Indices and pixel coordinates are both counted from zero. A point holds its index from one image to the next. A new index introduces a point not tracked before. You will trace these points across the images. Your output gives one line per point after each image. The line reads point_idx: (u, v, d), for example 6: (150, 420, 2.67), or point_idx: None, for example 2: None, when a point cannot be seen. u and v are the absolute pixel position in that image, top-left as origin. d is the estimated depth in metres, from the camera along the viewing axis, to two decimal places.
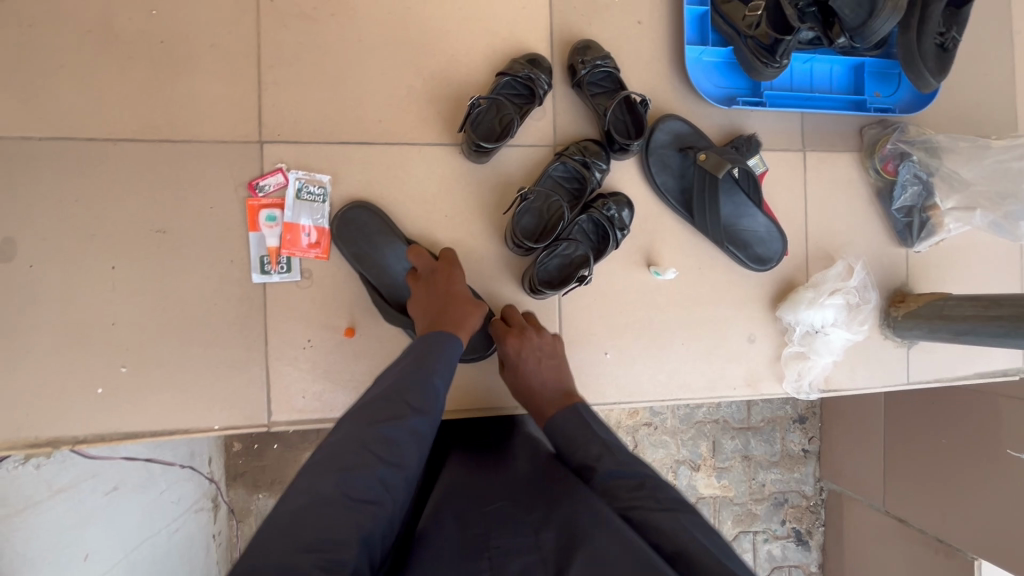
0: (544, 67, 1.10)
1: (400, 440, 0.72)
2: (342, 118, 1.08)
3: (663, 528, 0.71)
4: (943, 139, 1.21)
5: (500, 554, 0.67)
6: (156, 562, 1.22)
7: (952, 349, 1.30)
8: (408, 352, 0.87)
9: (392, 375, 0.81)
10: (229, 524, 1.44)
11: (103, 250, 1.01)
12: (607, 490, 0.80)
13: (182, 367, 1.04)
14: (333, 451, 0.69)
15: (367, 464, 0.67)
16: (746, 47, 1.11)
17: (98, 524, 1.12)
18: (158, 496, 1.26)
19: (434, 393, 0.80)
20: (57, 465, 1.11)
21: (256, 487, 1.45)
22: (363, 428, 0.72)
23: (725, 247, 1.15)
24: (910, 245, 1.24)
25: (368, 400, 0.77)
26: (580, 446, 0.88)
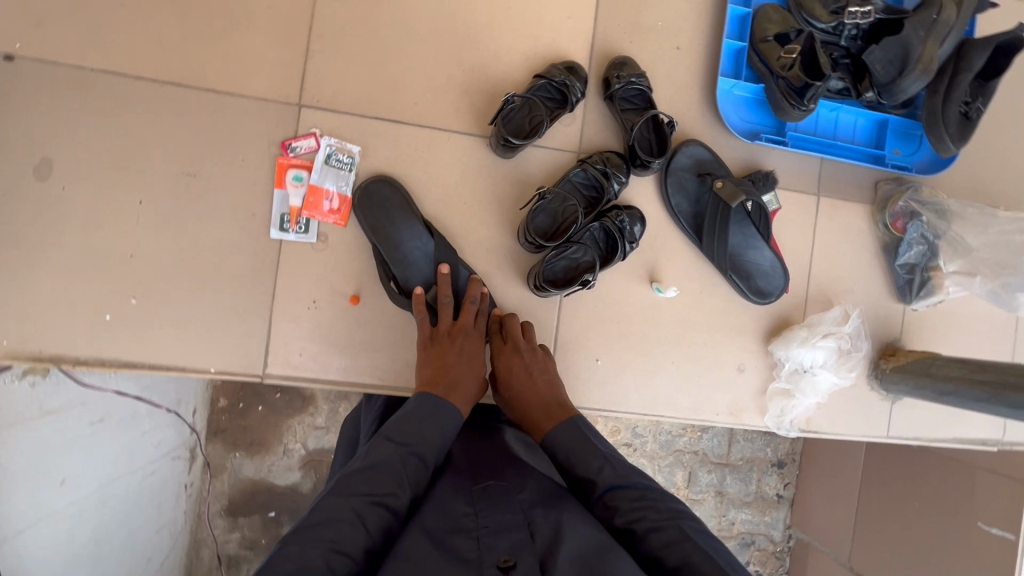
0: (581, 76, 1.14)
1: (390, 521, 0.74)
2: (382, 95, 1.12)
3: (665, 539, 0.78)
4: (954, 204, 1.24)
5: (488, 535, 0.71)
6: (129, 498, 1.24)
7: (935, 411, 1.33)
8: (407, 415, 0.89)
9: (390, 442, 0.83)
10: (203, 477, 1.48)
11: (133, 184, 1.05)
12: (607, 504, 0.84)
13: (188, 306, 1.07)
14: (322, 519, 0.70)
15: (355, 542, 0.69)
16: (777, 87, 1.15)
17: (77, 452, 1.09)
18: (140, 435, 1.27)
19: (428, 469, 0.83)
20: (53, 385, 1.06)
21: (235, 446, 1.49)
22: (355, 497, 0.74)
23: (728, 275, 1.19)
24: (908, 302, 1.27)
25: (363, 467, 0.78)
26: (577, 459, 0.90)
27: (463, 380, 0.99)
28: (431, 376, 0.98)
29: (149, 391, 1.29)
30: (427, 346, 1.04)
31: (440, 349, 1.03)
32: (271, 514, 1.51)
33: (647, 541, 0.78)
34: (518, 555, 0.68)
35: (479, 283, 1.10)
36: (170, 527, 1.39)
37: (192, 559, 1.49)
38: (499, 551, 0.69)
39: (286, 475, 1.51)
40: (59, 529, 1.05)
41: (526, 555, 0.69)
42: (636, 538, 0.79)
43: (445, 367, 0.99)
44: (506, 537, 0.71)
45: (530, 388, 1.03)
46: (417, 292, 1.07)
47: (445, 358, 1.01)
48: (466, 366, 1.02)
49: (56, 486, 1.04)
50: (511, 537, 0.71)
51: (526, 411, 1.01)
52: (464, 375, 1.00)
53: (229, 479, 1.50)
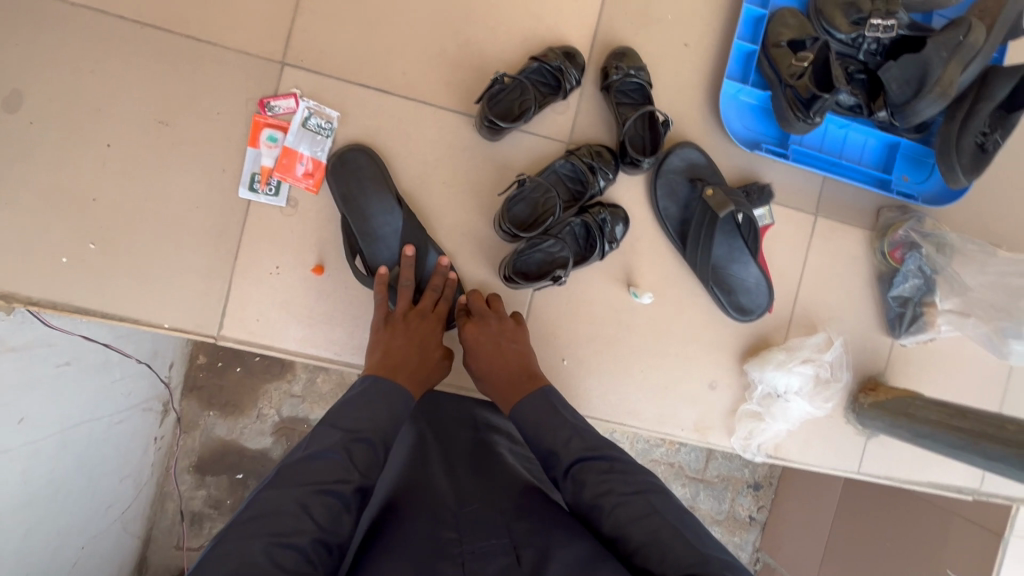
0: (578, 63, 1.09)
1: (339, 509, 0.70)
2: (369, 62, 1.08)
3: (633, 513, 0.74)
4: (955, 238, 1.18)
5: (473, 560, 0.69)
6: (91, 444, 1.20)
7: (913, 452, 1.27)
8: (352, 401, 0.83)
9: (335, 429, 0.78)
10: (173, 433, 1.47)
11: (104, 127, 1.02)
12: (575, 477, 0.80)
13: (148, 258, 1.04)
14: (263, 511, 0.66)
15: (302, 532, 0.66)
16: (783, 96, 1.09)
17: (42, 392, 1.06)
18: (109, 383, 1.23)
19: (379, 453, 0.79)
20: (14, 324, 1.01)
21: (209, 405, 1.48)
22: (298, 487, 0.70)
23: (709, 288, 1.14)
24: (897, 336, 1.22)
25: (307, 456, 0.73)
26: (546, 440, 0.84)
27: (414, 361, 0.95)
28: (379, 358, 0.93)
29: (121, 340, 1.26)
30: (378, 329, 0.99)
31: (393, 331, 0.98)
32: (238, 476, 1.50)
33: (614, 517, 0.75)
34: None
35: (445, 265, 1.06)
36: (134, 478, 1.36)
37: (156, 512, 1.48)
38: None
39: (256, 440, 1.49)
40: (13, 472, 0.99)
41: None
42: (603, 512, 0.76)
43: (395, 349, 0.95)
44: (493, 560, 0.70)
45: (499, 363, 0.98)
46: (381, 271, 1.02)
47: (396, 340, 0.96)
48: (416, 349, 0.97)
49: (14, 424, 0.99)
50: (499, 561, 0.70)
51: (497, 386, 0.96)
52: (412, 358, 0.95)
53: (199, 438, 1.49)
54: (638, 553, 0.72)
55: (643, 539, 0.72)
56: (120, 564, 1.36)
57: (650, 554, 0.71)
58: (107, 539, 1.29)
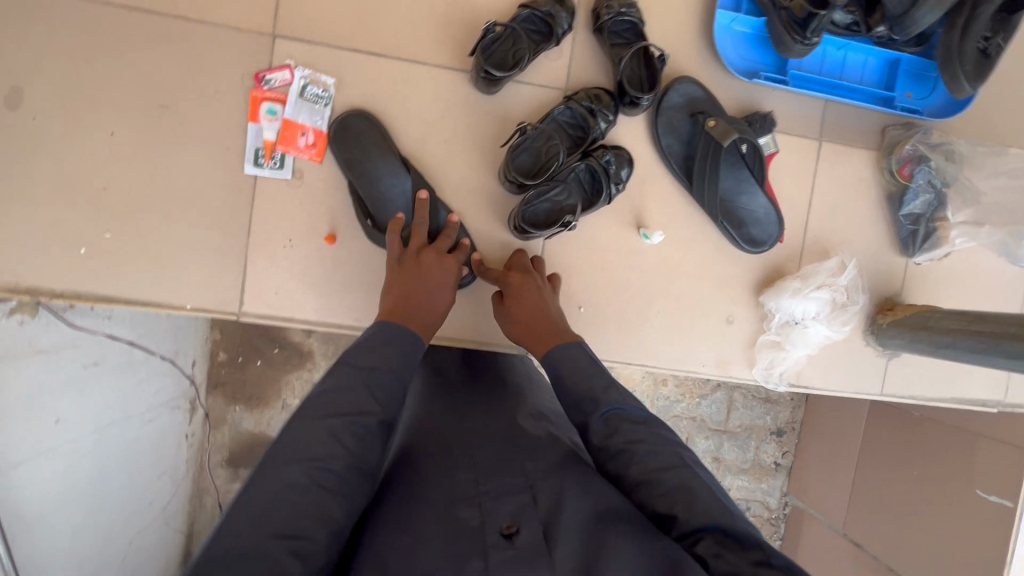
0: (568, 5, 1.08)
1: (365, 436, 0.73)
2: (359, 25, 1.07)
3: (663, 463, 0.74)
4: (964, 145, 1.17)
5: (489, 500, 0.69)
6: (127, 442, 1.24)
7: (934, 369, 1.28)
8: (364, 342, 0.84)
9: (350, 367, 0.79)
10: (203, 429, 1.50)
11: (106, 115, 1.03)
12: (610, 423, 0.79)
13: (164, 242, 1.06)
14: (296, 440, 0.70)
15: (333, 457, 0.69)
16: (779, 18, 1.07)
17: (72, 395, 1.09)
18: (137, 383, 1.26)
19: (397, 386, 0.81)
20: (41, 325, 1.04)
21: (234, 400, 1.51)
22: (323, 420, 0.72)
23: (719, 221, 1.14)
24: (910, 255, 1.22)
25: (330, 388, 0.76)
26: (571, 396, 0.84)
27: (426, 309, 0.95)
28: (393, 302, 0.93)
29: (145, 338, 1.29)
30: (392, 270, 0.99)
31: (404, 272, 0.98)
32: None
33: (643, 463, 0.74)
34: (522, 521, 0.66)
35: (456, 225, 1.05)
36: (171, 475, 1.39)
37: (195, 505, 1.52)
38: (500, 517, 0.67)
39: None
40: (54, 471, 1.04)
41: (529, 520, 0.66)
42: (633, 458, 0.75)
43: (406, 294, 0.95)
44: (509, 500, 0.69)
45: (532, 313, 0.99)
46: (395, 218, 1.02)
47: (406, 284, 0.96)
48: (427, 293, 0.97)
49: (50, 425, 1.04)
50: (512, 501, 0.69)
51: (534, 331, 0.97)
52: (424, 304, 0.95)
53: (229, 432, 1.52)
54: (665, 500, 0.70)
55: (674, 486, 0.71)
56: (166, 557, 1.39)
57: (679, 502, 0.69)
58: (151, 532, 1.33)
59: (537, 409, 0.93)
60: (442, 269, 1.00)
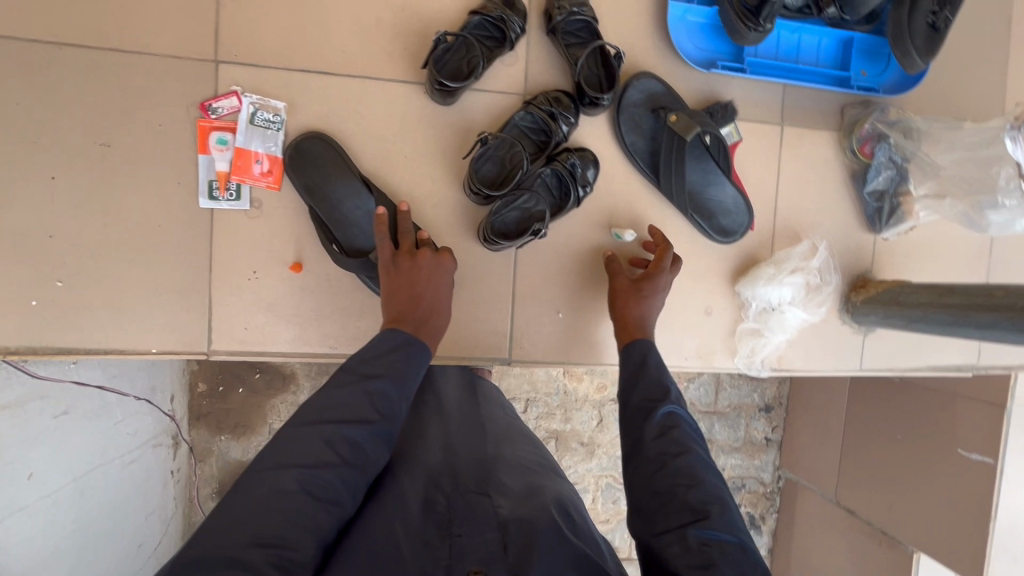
0: (520, 9, 1.06)
1: (359, 442, 0.72)
2: (305, 44, 1.04)
3: (700, 471, 0.79)
4: (920, 121, 1.19)
5: (462, 543, 0.68)
6: (108, 489, 1.18)
7: (909, 341, 1.31)
8: (369, 350, 0.82)
9: (350, 374, 0.78)
10: (189, 462, 1.46)
11: (44, 158, 0.98)
12: (667, 420, 0.86)
13: (120, 286, 1.01)
14: (292, 442, 0.69)
15: (327, 468, 0.68)
16: (731, 8, 1.06)
17: (42, 446, 1.04)
18: (113, 426, 1.21)
19: (399, 399, 0.78)
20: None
21: (219, 430, 1.46)
22: (315, 427, 0.71)
23: (689, 214, 1.14)
24: (877, 231, 1.23)
25: (330, 394, 0.75)
26: (643, 381, 0.92)
27: (432, 313, 0.93)
28: (400, 311, 0.90)
29: (116, 380, 1.24)
30: (390, 271, 0.96)
31: (404, 275, 0.95)
32: None
33: (688, 462, 0.80)
34: (489, 568, 0.65)
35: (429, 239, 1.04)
36: (159, 513, 1.35)
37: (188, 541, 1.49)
38: (469, 561, 0.66)
39: None
40: (33, 524, 1.00)
41: (495, 568, 0.65)
42: (679, 456, 0.81)
43: (413, 297, 0.92)
44: (480, 546, 0.67)
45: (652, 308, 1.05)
46: (377, 213, 0.98)
47: (411, 286, 0.94)
48: (433, 293, 0.95)
49: (23, 481, 0.99)
50: (481, 548, 0.67)
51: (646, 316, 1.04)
52: (428, 308, 0.93)
53: (217, 463, 1.48)
54: (700, 497, 0.76)
55: (707, 492, 0.76)
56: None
57: (712, 504, 0.75)
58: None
59: (524, 454, 0.90)
60: (439, 266, 0.98)
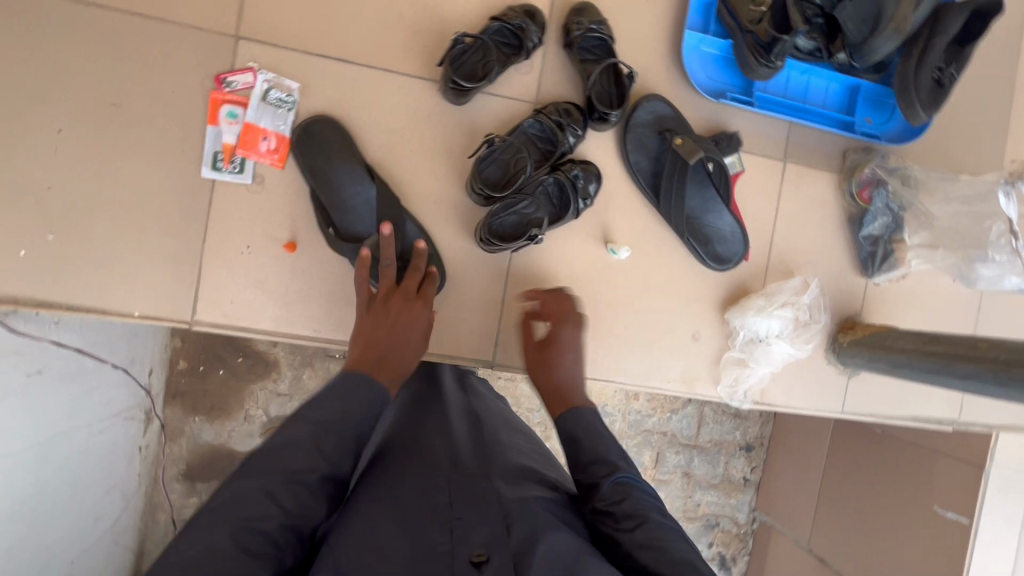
0: (539, 21, 1.08)
1: (309, 496, 0.64)
2: (326, 31, 1.05)
3: (668, 536, 0.71)
4: (918, 170, 1.21)
5: (462, 526, 0.67)
6: (71, 458, 1.16)
7: (894, 388, 1.31)
8: (327, 391, 0.77)
9: (306, 421, 0.71)
10: (158, 440, 1.43)
11: (53, 112, 0.98)
12: (618, 489, 0.77)
13: (111, 246, 1.01)
14: (229, 498, 0.61)
15: (270, 518, 0.60)
16: (744, 43, 1.09)
17: (15, 402, 1.02)
18: (84, 393, 1.19)
19: (355, 447, 0.72)
20: None
21: (194, 410, 1.44)
22: (260, 476, 0.64)
23: (684, 237, 1.15)
24: (870, 275, 1.25)
25: (277, 442, 0.68)
26: (598, 444, 0.84)
27: (394, 357, 0.90)
28: (362, 352, 0.88)
29: (95, 346, 1.23)
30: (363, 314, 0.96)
31: (376, 317, 0.94)
32: None
33: (650, 530, 0.71)
34: (493, 550, 0.64)
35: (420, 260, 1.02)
36: (121, 489, 1.32)
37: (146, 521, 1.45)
38: (471, 544, 0.65)
39: (245, 442, 1.47)
40: None
41: (500, 550, 0.64)
42: (642, 525, 0.72)
43: (379, 339, 0.90)
44: (481, 528, 0.67)
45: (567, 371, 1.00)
46: (362, 253, 0.99)
47: (379, 329, 0.92)
48: (399, 340, 0.92)
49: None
50: (484, 530, 0.67)
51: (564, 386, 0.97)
52: (393, 352, 0.90)
53: (185, 444, 1.45)
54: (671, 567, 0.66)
55: (678, 558, 0.68)
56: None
57: (684, 573, 0.66)
58: (99, 550, 1.27)
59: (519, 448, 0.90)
60: (412, 312, 0.97)
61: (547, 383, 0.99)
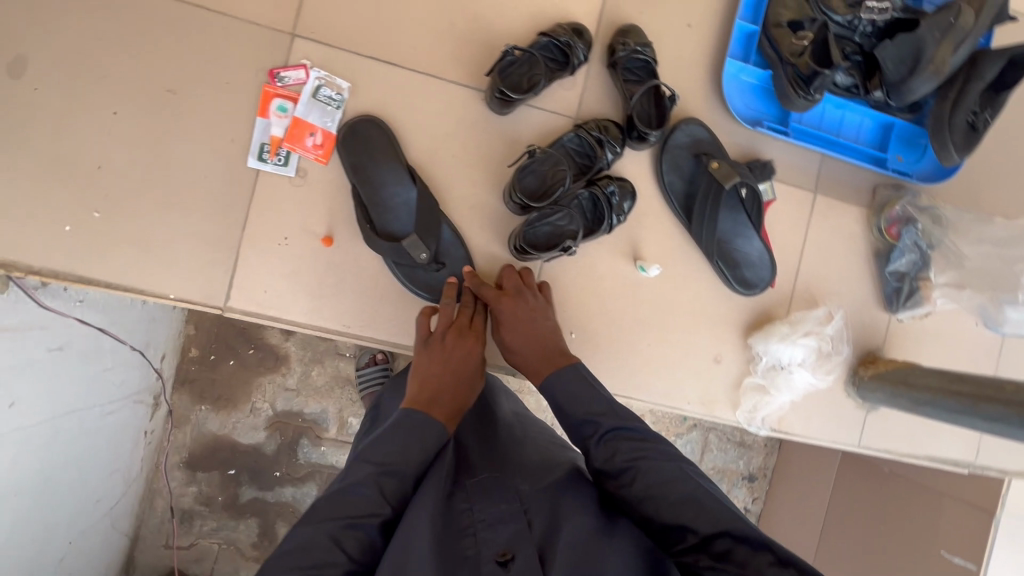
0: (586, 40, 1.11)
1: (371, 543, 0.68)
2: (380, 35, 1.08)
3: (667, 477, 0.75)
4: (949, 211, 1.23)
5: (484, 528, 0.69)
6: (81, 436, 1.16)
7: (909, 426, 1.30)
8: (386, 429, 0.79)
9: (367, 462, 0.74)
10: (164, 426, 1.44)
11: (111, 94, 1.01)
12: (608, 444, 0.81)
13: (152, 228, 1.03)
14: (298, 545, 0.64)
15: (336, 567, 0.63)
16: (785, 74, 1.11)
17: (35, 376, 1.02)
18: (100, 372, 1.19)
19: (413, 485, 0.74)
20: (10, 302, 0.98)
21: (201, 399, 1.45)
22: (328, 521, 0.66)
23: (714, 261, 1.17)
24: (893, 311, 1.25)
25: (343, 487, 0.70)
26: (584, 397, 0.88)
27: (450, 390, 0.90)
28: (421, 389, 0.88)
29: (114, 325, 1.23)
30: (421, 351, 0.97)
31: (434, 353, 0.95)
32: (230, 472, 1.47)
33: (647, 478, 0.76)
34: (517, 547, 0.67)
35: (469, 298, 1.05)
36: (123, 472, 1.32)
37: (145, 506, 1.44)
38: (495, 544, 0.67)
39: (249, 435, 1.47)
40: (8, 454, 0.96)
41: (524, 546, 0.67)
42: (636, 474, 0.77)
43: (437, 375, 0.91)
44: (503, 527, 0.69)
45: (534, 339, 0.99)
46: (421, 309, 1.02)
47: (438, 365, 0.93)
48: (456, 373, 0.93)
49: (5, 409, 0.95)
50: (509, 527, 0.69)
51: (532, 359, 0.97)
52: (449, 386, 0.91)
53: (190, 432, 1.45)
54: (671, 510, 0.72)
55: (679, 499, 0.73)
56: (106, 563, 1.33)
57: (686, 514, 0.71)
58: (95, 536, 1.26)
59: (529, 435, 0.92)
60: (467, 344, 0.99)
61: (527, 347, 0.98)
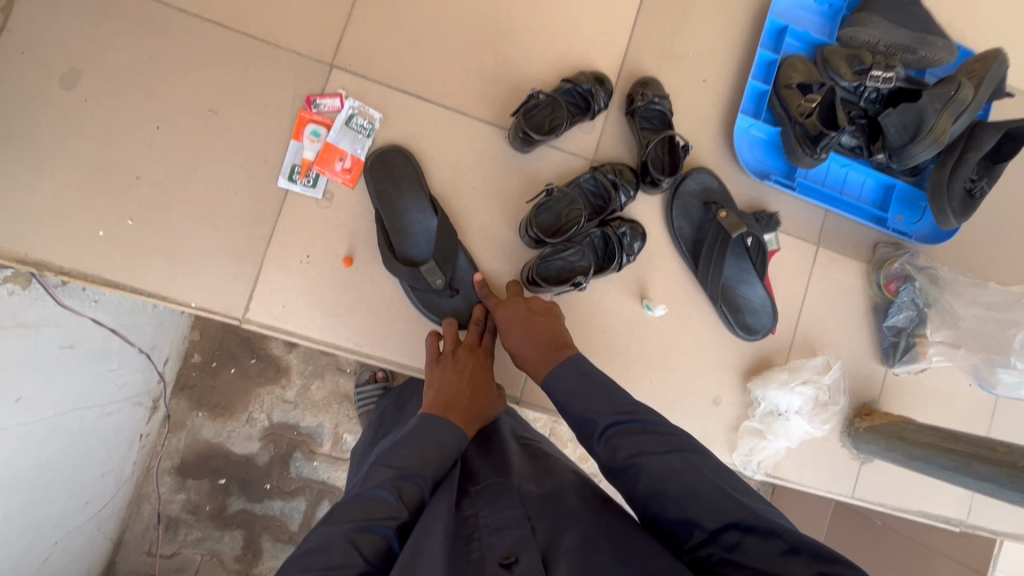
0: (607, 88, 1.18)
1: (385, 545, 0.69)
2: (413, 71, 1.15)
3: (669, 468, 0.74)
4: (946, 272, 1.27)
5: (489, 533, 0.70)
6: (79, 436, 1.17)
7: (902, 480, 1.32)
8: (401, 439, 0.83)
9: (385, 467, 0.77)
10: (160, 430, 1.44)
11: (154, 109, 1.07)
12: (610, 440, 0.81)
13: (180, 238, 1.07)
14: (315, 544, 0.65)
15: (351, 567, 0.64)
16: (793, 132, 1.17)
17: (37, 372, 1.03)
18: (105, 372, 1.21)
19: (427, 489, 0.77)
20: (29, 299, 1.02)
21: (199, 405, 1.46)
22: (345, 522, 0.68)
23: (718, 305, 1.21)
24: (890, 365, 1.28)
25: (359, 492, 0.73)
26: (582, 400, 0.88)
27: (464, 397, 0.94)
28: (436, 399, 0.92)
29: (124, 326, 1.25)
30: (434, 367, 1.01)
31: (448, 367, 1.00)
32: (221, 482, 1.47)
33: (649, 473, 0.75)
34: (520, 550, 0.67)
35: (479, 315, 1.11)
36: (115, 475, 1.32)
37: (132, 510, 1.44)
38: (499, 549, 0.68)
39: (243, 444, 1.47)
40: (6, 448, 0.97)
41: (529, 549, 0.67)
42: (639, 470, 0.76)
43: (451, 385, 0.95)
44: (507, 532, 0.70)
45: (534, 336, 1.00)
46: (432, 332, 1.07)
47: (453, 377, 0.97)
48: (471, 382, 0.98)
49: (11, 403, 0.97)
50: (512, 533, 0.69)
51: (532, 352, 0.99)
52: (463, 393, 0.94)
53: (185, 438, 1.46)
54: (677, 507, 0.70)
55: (681, 494, 0.70)
56: (87, 567, 1.32)
57: (691, 507, 0.69)
58: (82, 537, 1.26)
59: (540, 455, 0.93)
60: (478, 356, 1.04)
61: (521, 343, 1.00)
